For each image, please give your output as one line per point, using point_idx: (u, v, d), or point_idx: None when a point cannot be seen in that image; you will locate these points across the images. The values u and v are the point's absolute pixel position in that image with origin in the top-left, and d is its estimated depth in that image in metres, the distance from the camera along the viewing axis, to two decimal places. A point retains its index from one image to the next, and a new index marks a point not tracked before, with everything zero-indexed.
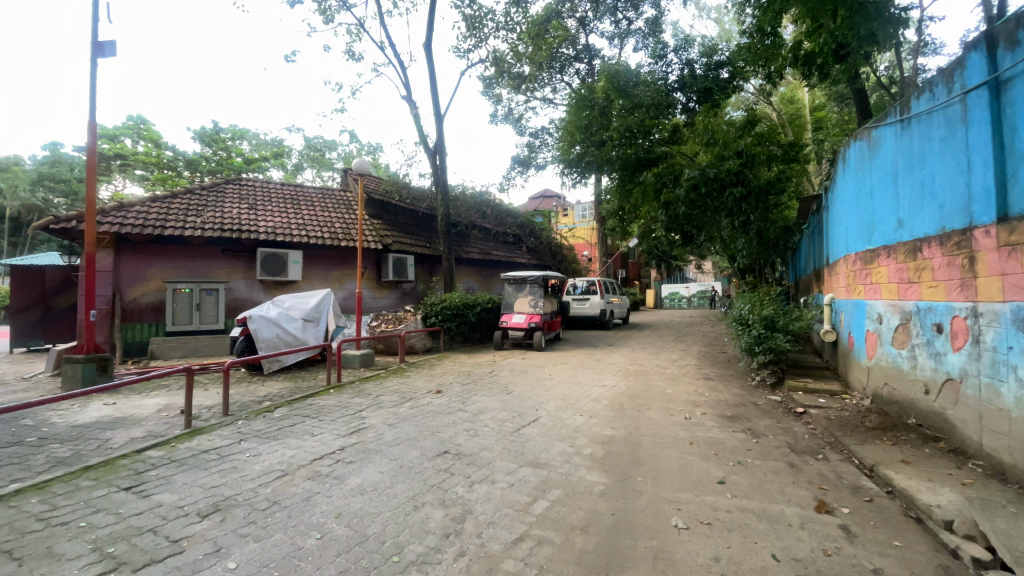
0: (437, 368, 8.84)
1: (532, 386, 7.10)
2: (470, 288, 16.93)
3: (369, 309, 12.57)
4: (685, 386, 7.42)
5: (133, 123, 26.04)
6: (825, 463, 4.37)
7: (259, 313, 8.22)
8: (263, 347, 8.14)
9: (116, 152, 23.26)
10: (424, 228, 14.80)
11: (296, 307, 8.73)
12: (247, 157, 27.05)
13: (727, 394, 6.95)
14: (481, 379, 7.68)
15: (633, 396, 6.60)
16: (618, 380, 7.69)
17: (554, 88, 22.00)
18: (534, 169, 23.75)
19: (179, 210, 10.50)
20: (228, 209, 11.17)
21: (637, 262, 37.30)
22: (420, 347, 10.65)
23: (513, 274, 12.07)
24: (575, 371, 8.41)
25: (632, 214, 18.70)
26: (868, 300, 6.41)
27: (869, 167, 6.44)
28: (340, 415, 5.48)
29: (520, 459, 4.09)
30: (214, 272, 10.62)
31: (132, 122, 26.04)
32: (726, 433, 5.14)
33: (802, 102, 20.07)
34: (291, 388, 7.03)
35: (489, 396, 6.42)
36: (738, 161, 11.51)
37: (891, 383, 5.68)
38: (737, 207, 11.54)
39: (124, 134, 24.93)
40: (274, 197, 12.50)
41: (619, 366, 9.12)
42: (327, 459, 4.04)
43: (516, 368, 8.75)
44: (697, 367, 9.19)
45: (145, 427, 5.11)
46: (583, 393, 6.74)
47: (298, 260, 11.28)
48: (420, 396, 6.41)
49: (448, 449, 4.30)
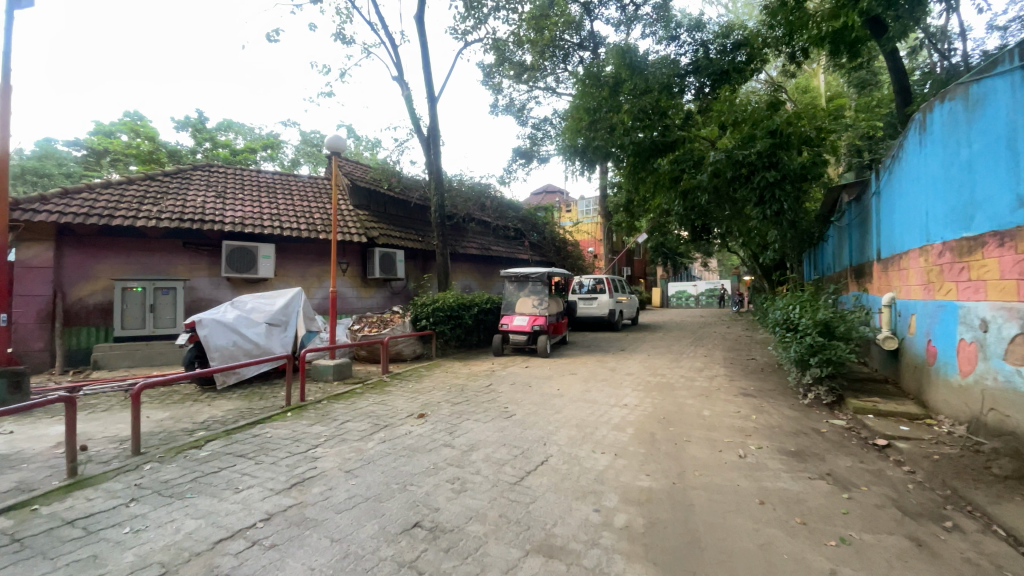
0: (425, 380, 7.52)
1: (536, 407, 5.76)
2: (468, 286, 15.58)
3: (352, 310, 11.25)
4: (723, 406, 6.08)
5: (131, 119, 25.31)
6: (963, 540, 3.05)
7: (211, 317, 6.90)
8: (217, 357, 6.79)
9: (104, 144, 21.73)
10: (417, 221, 13.41)
11: (259, 309, 7.43)
12: (237, 149, 25.56)
13: (780, 418, 5.59)
14: (476, 396, 6.33)
15: (665, 421, 5.28)
16: (641, 398, 6.34)
17: (558, 77, 20.69)
18: (537, 162, 22.42)
19: (135, 197, 9.24)
20: (192, 197, 9.87)
21: (643, 259, 36.11)
22: (409, 353, 9.35)
23: (513, 271, 10.67)
24: (588, 385, 7.07)
25: (642, 205, 17.38)
26: (963, 303, 5.07)
27: (966, 134, 5.08)
28: (285, 454, 4.15)
29: (525, 539, 2.78)
30: (174, 269, 9.25)
31: (127, 117, 24.95)
32: (803, 483, 3.80)
33: (817, 92, 18.81)
34: (240, 410, 5.70)
35: (484, 422, 5.09)
36: (771, 141, 10.03)
37: (1002, 410, 4.34)
38: (768, 195, 10.00)
39: (121, 130, 23.79)
40: (248, 184, 11.18)
41: (638, 378, 7.78)
42: (237, 543, 2.72)
43: (517, 380, 7.41)
44: (730, 379, 7.82)
45: (18, 474, 3.79)
46: (602, 417, 5.37)
47: (269, 254, 9.86)
48: (396, 422, 5.10)
49: (420, 520, 2.98)
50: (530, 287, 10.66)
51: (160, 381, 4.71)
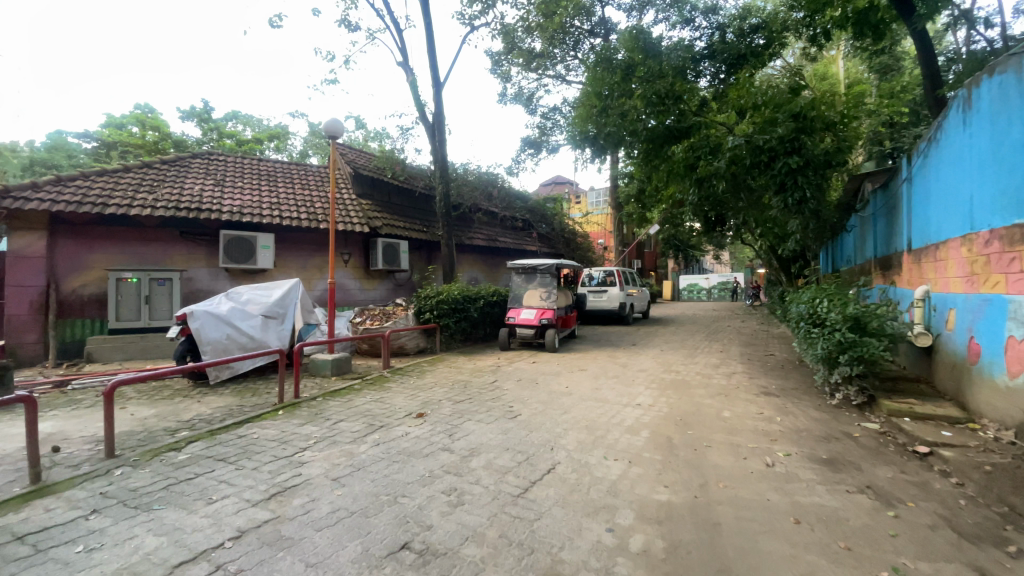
0: (427, 376, 7.18)
1: (544, 406, 5.39)
2: (475, 278, 15.22)
3: (355, 302, 10.94)
4: (745, 406, 5.66)
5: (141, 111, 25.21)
6: None
7: (204, 308, 6.58)
8: (209, 350, 6.46)
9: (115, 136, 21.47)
10: (422, 211, 13.03)
11: (255, 301, 7.12)
12: (244, 139, 25.21)
13: (807, 421, 5.17)
14: (479, 394, 5.98)
15: (683, 423, 4.88)
16: (655, 397, 5.94)
17: (568, 64, 20.11)
18: (546, 152, 21.91)
19: (130, 185, 8.96)
20: (189, 185, 9.57)
21: (654, 251, 35.48)
22: (412, 347, 9.03)
23: (521, 262, 10.28)
24: (599, 382, 6.68)
25: (654, 195, 16.85)
26: (1012, 296, 4.61)
27: (1018, 110, 4.60)
28: (270, 458, 3.82)
29: (527, 567, 2.41)
30: (171, 259, 8.98)
31: (137, 108, 24.80)
32: (840, 499, 3.40)
33: (837, 78, 18.09)
34: (230, 408, 5.40)
35: (487, 423, 4.72)
36: (794, 125, 9.45)
37: None
38: (789, 182, 9.46)
39: (131, 121, 23.58)
40: (248, 173, 10.87)
41: (652, 375, 7.37)
42: (198, 568, 2.39)
43: (524, 377, 7.03)
44: (749, 377, 7.39)
45: None
46: (614, 419, 5.00)
47: (269, 244, 9.56)
48: (393, 423, 4.76)
49: (408, 541, 2.63)
50: (538, 279, 10.25)
51: (140, 376, 4.42)
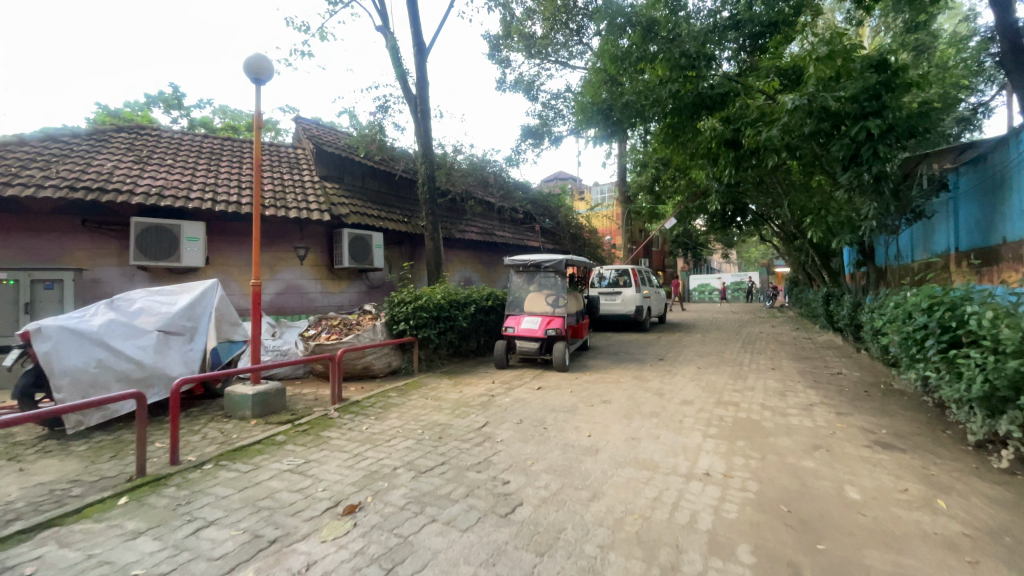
0: (392, 414, 5.16)
1: (558, 483, 3.35)
2: (468, 279, 13.24)
3: (318, 309, 8.95)
4: (871, 476, 3.62)
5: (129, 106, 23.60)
6: None
7: (62, 324, 4.49)
8: (67, 386, 4.37)
9: None
10: (403, 199, 11.00)
11: (149, 312, 5.13)
12: (221, 129, 23.05)
13: (993, 512, 3.13)
14: (458, 452, 3.95)
15: (800, 526, 2.84)
16: (726, 457, 3.91)
17: (573, 48, 18.08)
18: (548, 143, 19.89)
19: (18, 160, 6.91)
20: (100, 161, 7.52)
21: (662, 251, 33.53)
22: (381, 367, 7.03)
23: (521, 258, 8.23)
24: (634, 427, 4.66)
25: (671, 183, 14.93)
26: None
27: None
28: None
29: None
30: (69, 255, 6.98)
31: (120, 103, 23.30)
32: None
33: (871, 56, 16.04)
34: (54, 486, 3.37)
35: (462, 531, 2.69)
36: (875, 78, 7.26)
37: None
38: (863, 153, 7.39)
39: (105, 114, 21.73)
40: (185, 149, 8.84)
41: (703, 410, 5.33)
42: None
43: (526, 416, 5.01)
44: (837, 413, 5.33)
45: None
46: (678, 511, 2.98)
47: (197, 236, 7.47)
48: (300, 530, 2.72)
49: None
50: (541, 279, 8.24)
51: None
